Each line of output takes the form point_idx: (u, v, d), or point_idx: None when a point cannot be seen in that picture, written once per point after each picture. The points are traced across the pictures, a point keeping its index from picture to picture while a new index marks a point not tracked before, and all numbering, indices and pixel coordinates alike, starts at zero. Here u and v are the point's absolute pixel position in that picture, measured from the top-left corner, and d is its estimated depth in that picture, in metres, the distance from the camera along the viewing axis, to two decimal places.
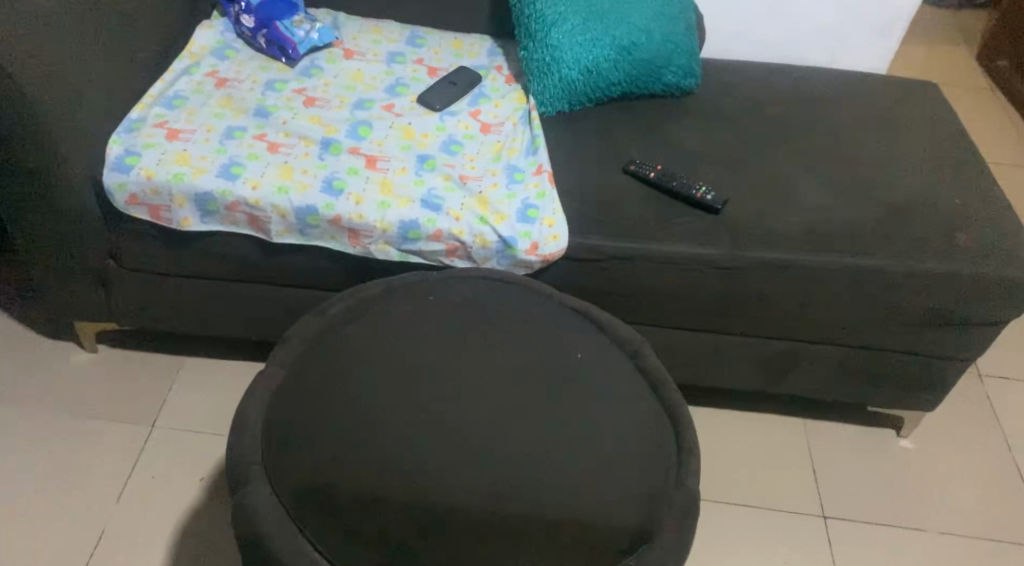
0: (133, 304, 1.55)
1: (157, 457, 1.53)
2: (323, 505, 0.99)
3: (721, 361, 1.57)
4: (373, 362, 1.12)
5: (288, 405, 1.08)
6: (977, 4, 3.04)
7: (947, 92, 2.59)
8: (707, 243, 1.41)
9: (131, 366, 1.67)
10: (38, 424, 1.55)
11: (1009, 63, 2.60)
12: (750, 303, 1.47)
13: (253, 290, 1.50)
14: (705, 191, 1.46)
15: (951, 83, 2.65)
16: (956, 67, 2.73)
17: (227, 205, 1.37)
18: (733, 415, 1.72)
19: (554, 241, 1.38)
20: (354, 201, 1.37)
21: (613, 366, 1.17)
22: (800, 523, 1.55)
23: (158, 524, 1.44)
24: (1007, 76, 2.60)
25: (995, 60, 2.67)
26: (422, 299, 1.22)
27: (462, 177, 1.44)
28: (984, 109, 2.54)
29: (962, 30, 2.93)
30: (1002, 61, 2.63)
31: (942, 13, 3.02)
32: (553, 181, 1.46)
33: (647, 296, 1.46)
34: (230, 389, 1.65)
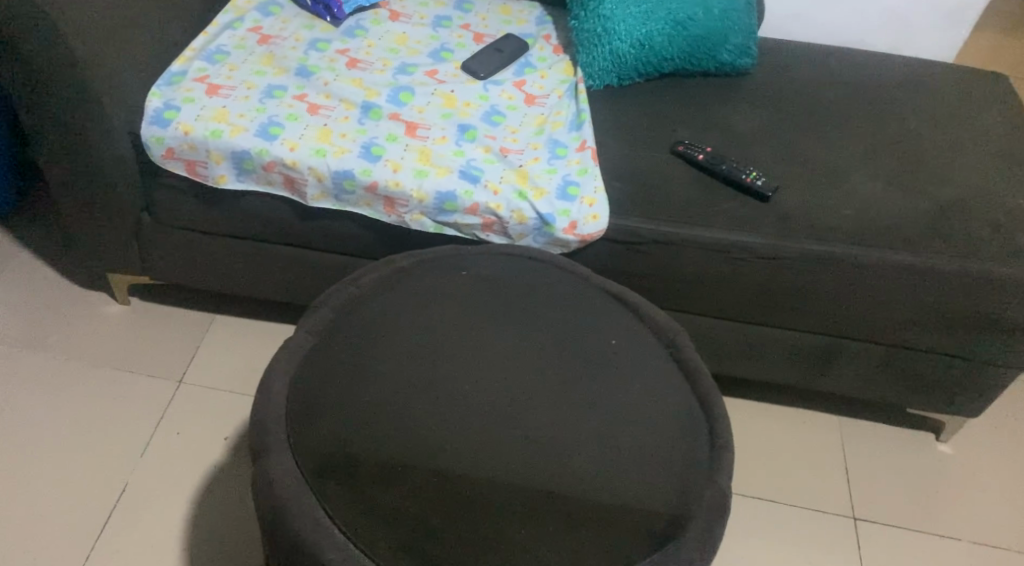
0: (166, 260, 1.55)
1: (183, 413, 1.53)
2: (342, 479, 0.97)
3: (759, 354, 1.52)
4: (401, 336, 1.09)
5: (312, 375, 1.06)
6: None
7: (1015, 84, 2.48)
8: (752, 232, 1.36)
9: (163, 321, 1.67)
10: (67, 373, 1.56)
11: None
12: (793, 296, 1.42)
13: (285, 252, 1.48)
14: (754, 176, 1.40)
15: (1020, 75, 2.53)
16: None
17: (263, 165, 1.34)
18: (766, 408, 1.68)
19: (594, 221, 1.33)
20: (391, 168, 1.33)
21: (648, 354, 1.14)
22: (828, 523, 1.51)
23: (180, 480, 1.44)
24: None
25: None
26: (455, 274, 1.19)
27: (502, 149, 1.40)
28: None
29: None
30: None
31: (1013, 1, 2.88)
32: (595, 158, 1.42)
33: (686, 282, 1.41)
34: (258, 350, 1.64)
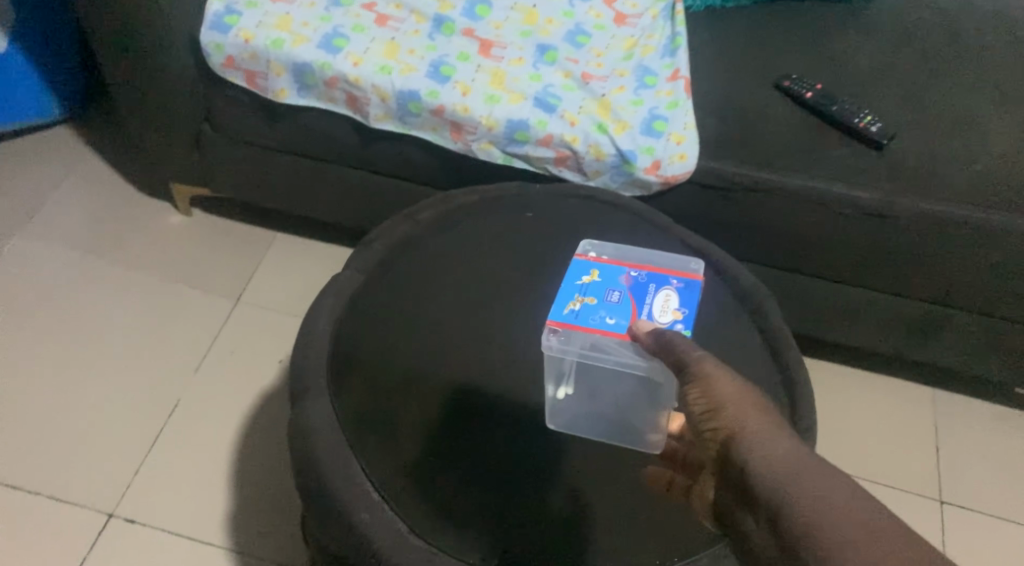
0: (226, 174, 1.48)
1: (238, 333, 1.49)
2: (381, 433, 0.89)
3: (854, 320, 1.37)
4: (457, 281, 1.01)
5: (358, 315, 0.98)
6: None
7: None
8: (861, 184, 1.20)
9: (224, 236, 1.63)
10: (128, 281, 1.54)
11: None
12: (900, 259, 1.26)
13: (346, 175, 1.40)
14: (869, 121, 1.24)
15: None
16: None
17: (325, 80, 1.24)
18: (853, 375, 1.54)
19: (680, 162, 1.20)
20: (460, 91, 1.22)
21: (727, 320, 1.02)
22: (913, 504, 1.39)
23: (232, 400, 1.40)
24: None
25: None
26: (521, 217, 1.09)
27: (584, 75, 1.27)
28: None
29: None
30: None
31: None
32: (688, 90, 1.27)
33: (779, 237, 1.27)
34: (317, 273, 1.59)
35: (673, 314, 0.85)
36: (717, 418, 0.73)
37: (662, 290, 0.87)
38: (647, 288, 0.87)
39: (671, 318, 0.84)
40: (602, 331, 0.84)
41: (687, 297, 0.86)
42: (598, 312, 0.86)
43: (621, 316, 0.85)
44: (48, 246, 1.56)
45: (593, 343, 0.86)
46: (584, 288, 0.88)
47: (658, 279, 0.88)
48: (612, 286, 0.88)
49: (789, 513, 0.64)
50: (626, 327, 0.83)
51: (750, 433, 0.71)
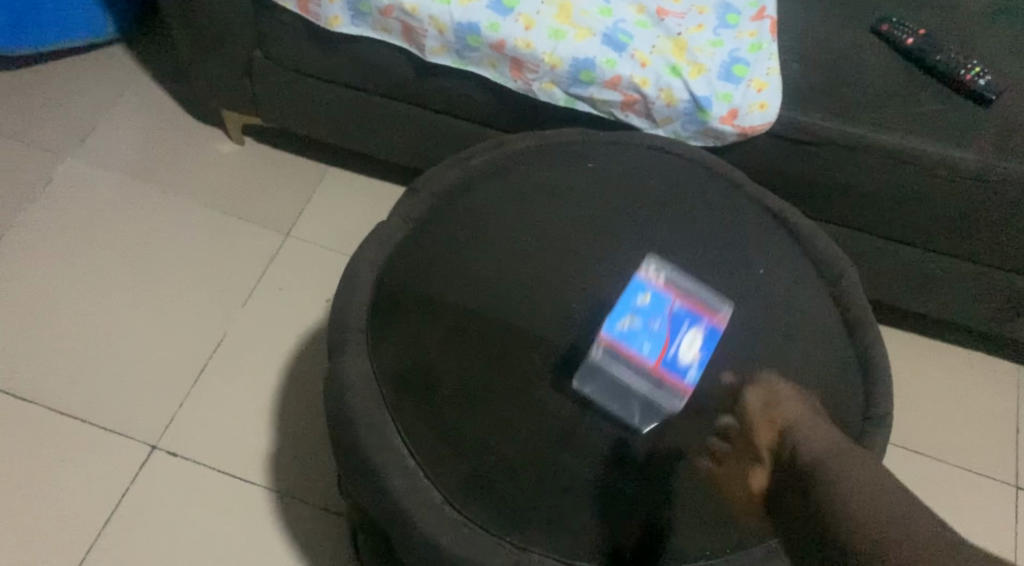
0: (277, 104, 1.43)
1: (286, 269, 1.46)
2: (420, 395, 0.84)
3: (940, 292, 1.26)
4: (508, 235, 0.94)
5: (402, 266, 0.92)
6: None
7: None
8: (962, 143, 1.09)
9: (275, 168, 1.58)
10: (178, 209, 1.51)
11: None
12: (999, 229, 1.14)
13: (400, 110, 1.33)
14: (977, 73, 1.11)
15: None
16: None
17: (380, 8, 1.16)
18: (931, 347, 1.44)
19: (760, 111, 1.10)
20: (523, 24, 1.13)
21: (800, 292, 0.93)
22: (987, 489, 1.29)
23: (276, 337, 1.38)
24: None
25: None
26: (582, 167, 1.01)
27: (659, 11, 1.16)
28: None
29: None
30: None
31: None
32: (774, 31, 1.16)
33: (863, 198, 1.16)
34: (369, 212, 1.54)
35: (692, 359, 0.86)
36: (778, 421, 0.83)
37: (694, 329, 0.87)
38: (684, 321, 0.87)
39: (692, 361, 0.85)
40: (631, 357, 0.85)
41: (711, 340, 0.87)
42: (639, 335, 0.85)
43: (655, 346, 0.86)
44: (100, 169, 1.54)
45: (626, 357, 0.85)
46: (634, 306, 0.86)
47: (694, 313, 0.87)
48: (658, 313, 0.86)
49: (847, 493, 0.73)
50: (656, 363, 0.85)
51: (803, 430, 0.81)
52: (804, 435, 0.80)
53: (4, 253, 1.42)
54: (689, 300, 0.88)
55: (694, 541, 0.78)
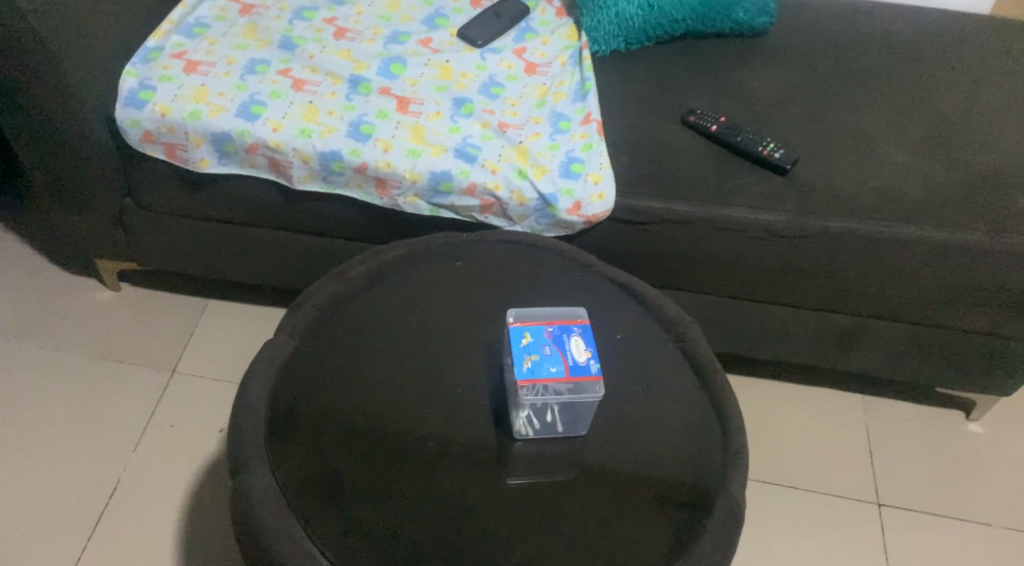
0: (152, 246, 1.48)
1: (176, 405, 1.47)
2: (326, 497, 0.89)
3: (780, 338, 1.46)
4: (389, 336, 1.02)
5: (292, 379, 0.98)
6: None
7: None
8: (772, 208, 1.27)
9: (154, 308, 1.61)
10: (59, 364, 1.51)
11: None
12: (814, 276, 1.34)
13: (276, 238, 1.42)
14: (772, 149, 1.31)
15: None
16: None
17: (246, 147, 1.26)
18: (784, 390, 1.64)
19: (599, 201, 1.25)
20: (381, 147, 1.25)
21: (655, 351, 1.05)
22: (853, 511, 1.48)
23: (174, 475, 1.38)
24: None
25: None
26: (450, 265, 1.10)
27: (501, 124, 1.31)
28: None
29: None
30: None
31: None
32: (601, 131, 1.33)
33: (700, 265, 1.33)
34: (253, 336, 1.59)
35: (587, 355, 0.91)
36: (646, 467, 0.94)
37: (573, 335, 0.92)
38: (563, 335, 0.92)
39: (588, 357, 0.91)
40: (552, 380, 0.88)
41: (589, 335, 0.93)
42: (542, 365, 0.90)
43: (559, 363, 0.90)
44: None
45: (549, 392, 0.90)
46: (525, 348, 0.91)
47: (566, 325, 0.93)
48: (543, 341, 0.91)
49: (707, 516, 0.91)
50: (571, 371, 0.89)
51: (667, 471, 0.94)
52: (669, 478, 0.94)
53: None
54: (555, 320, 0.94)
55: None
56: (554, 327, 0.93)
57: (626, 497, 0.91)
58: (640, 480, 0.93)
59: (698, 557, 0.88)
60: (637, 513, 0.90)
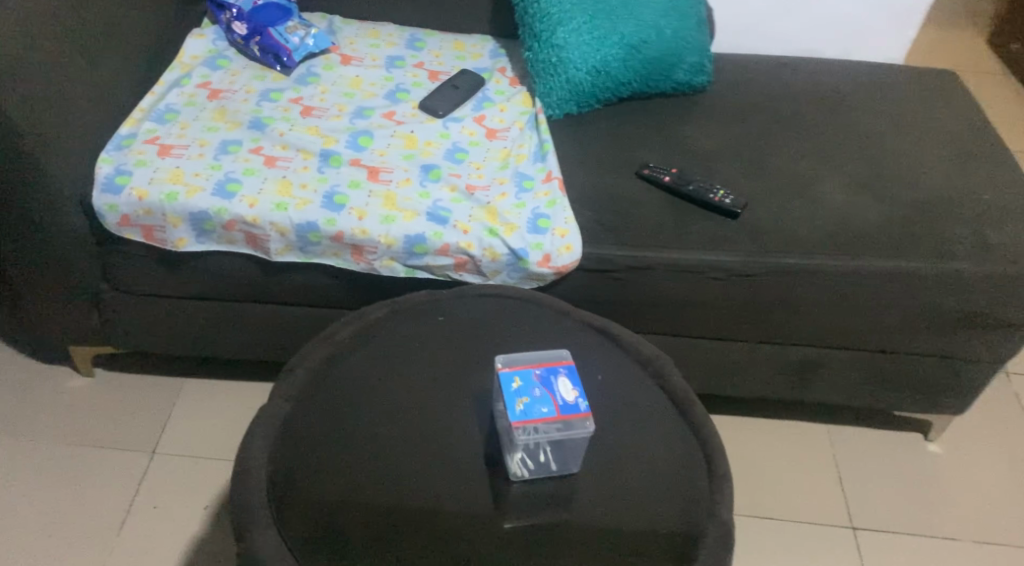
0: (129, 328, 1.50)
1: (159, 486, 1.48)
2: (333, 548, 0.91)
3: (745, 372, 1.55)
4: (379, 390, 1.05)
5: (289, 438, 1.00)
6: (967, 22, 3.08)
7: (991, 113, 2.59)
8: (727, 249, 1.36)
9: (131, 391, 1.62)
10: (38, 456, 1.51)
11: None
12: (773, 310, 1.42)
13: (254, 310, 1.45)
14: (723, 195, 1.40)
15: (987, 102, 2.66)
16: (941, 59, 2.84)
17: (223, 224, 1.30)
18: (753, 424, 1.71)
19: (567, 252, 1.32)
20: (356, 216, 1.31)
21: (634, 387, 1.09)
22: (829, 536, 1.54)
23: (162, 556, 1.39)
24: None
25: None
26: (432, 320, 1.14)
27: (468, 187, 1.38)
28: (1016, 123, 2.57)
29: (957, 42, 2.98)
30: None
31: (931, 27, 3.06)
32: (563, 188, 1.41)
33: (666, 307, 1.41)
34: (233, 409, 1.60)
35: (575, 395, 0.95)
36: (635, 497, 0.98)
37: (560, 376, 0.97)
38: (551, 376, 0.96)
39: (576, 397, 0.95)
40: (543, 420, 0.93)
41: (575, 375, 0.98)
42: (534, 406, 0.94)
43: (549, 404, 0.94)
44: None
45: (542, 432, 0.94)
46: (517, 391, 0.95)
47: (553, 367, 0.98)
48: (532, 384, 0.96)
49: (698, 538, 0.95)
50: (562, 410, 0.93)
51: (657, 499, 0.98)
52: (659, 504, 0.98)
53: None
54: (542, 363, 0.98)
55: None
56: (541, 370, 0.97)
57: (619, 526, 0.96)
58: (631, 508, 0.97)
59: None
60: (631, 541, 0.95)
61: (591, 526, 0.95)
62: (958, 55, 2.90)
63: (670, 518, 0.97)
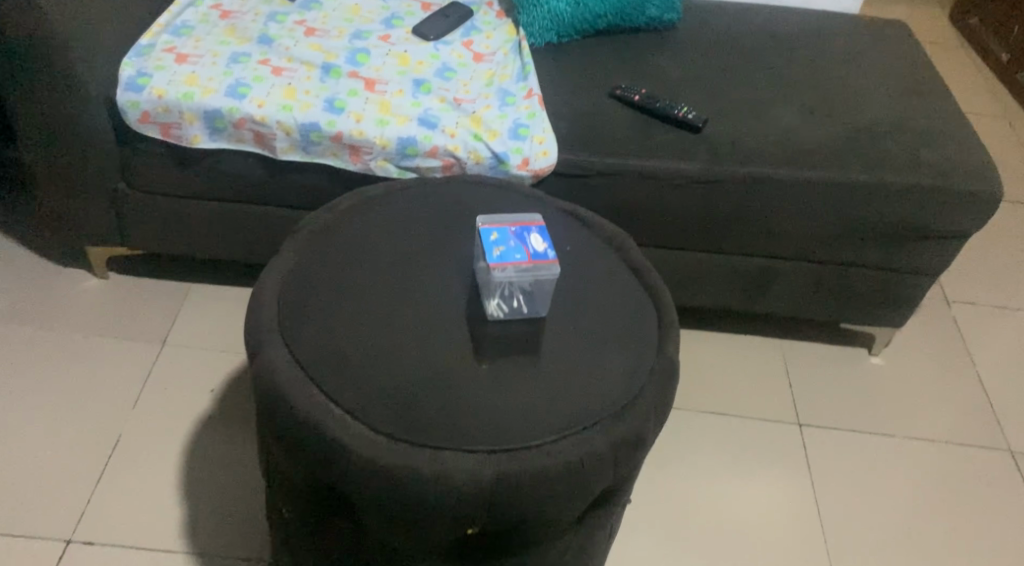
0: (143, 227, 1.63)
1: (169, 371, 1.62)
2: (335, 363, 1.04)
3: (705, 282, 1.71)
4: (374, 249, 1.19)
5: (296, 283, 1.13)
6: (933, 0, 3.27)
7: (948, 80, 2.77)
8: (689, 159, 1.51)
9: (142, 292, 1.75)
10: (58, 343, 1.64)
11: (1009, 56, 2.78)
12: (730, 219, 1.58)
13: (259, 211, 1.59)
14: (686, 111, 1.56)
15: (947, 69, 2.84)
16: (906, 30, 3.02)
17: (234, 122, 1.44)
18: (715, 338, 1.88)
19: (544, 157, 1.47)
20: (354, 119, 1.45)
21: (599, 257, 1.23)
22: (777, 430, 1.71)
23: (172, 428, 1.53)
24: (1007, 68, 2.78)
25: (994, 52, 2.85)
26: (422, 199, 1.28)
27: (456, 99, 1.53)
28: (972, 89, 2.75)
29: (922, 18, 3.15)
30: (1002, 52, 2.81)
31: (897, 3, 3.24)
32: (542, 104, 1.56)
33: (633, 214, 1.57)
34: (237, 310, 1.74)
35: (544, 246, 1.11)
36: (597, 338, 1.12)
37: (532, 233, 1.12)
38: (525, 232, 1.12)
39: (546, 249, 1.10)
40: (517, 263, 1.08)
41: (545, 234, 1.13)
42: (509, 253, 1.09)
43: (523, 252, 1.09)
44: None
45: (516, 274, 1.09)
46: (495, 241, 1.10)
47: (526, 225, 1.13)
48: (507, 236, 1.11)
49: (649, 370, 1.11)
50: (534, 256, 1.08)
51: (619, 338, 1.13)
52: (618, 343, 1.12)
53: None
54: (517, 222, 1.13)
55: (561, 409, 1.03)
56: (515, 228, 1.12)
57: (584, 357, 1.10)
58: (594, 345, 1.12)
59: (645, 395, 1.07)
60: (596, 368, 1.09)
61: (560, 355, 1.09)
62: (922, 26, 3.08)
63: (626, 354, 1.11)
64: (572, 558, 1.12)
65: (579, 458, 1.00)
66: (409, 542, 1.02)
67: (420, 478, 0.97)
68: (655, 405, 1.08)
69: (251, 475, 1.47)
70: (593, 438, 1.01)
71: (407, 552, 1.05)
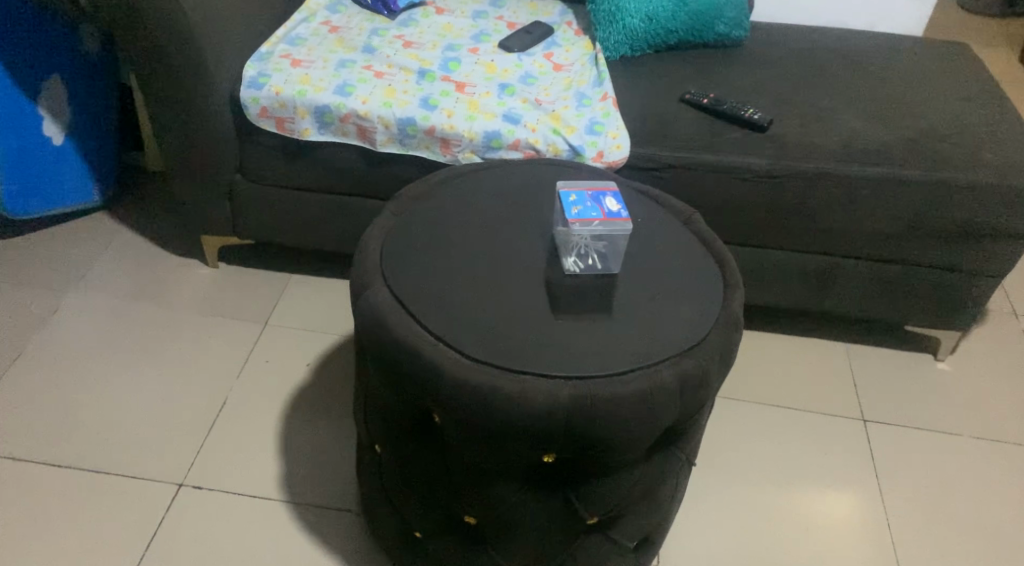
0: (254, 217, 1.81)
1: (270, 347, 1.77)
2: (430, 303, 1.17)
3: (771, 279, 1.79)
4: (466, 214, 1.33)
5: (397, 239, 1.28)
6: (1004, 40, 3.32)
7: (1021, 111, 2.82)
8: (755, 155, 1.62)
9: (247, 280, 1.93)
10: (173, 319, 1.81)
11: None
12: (794, 215, 1.67)
13: (358, 202, 1.76)
14: (752, 112, 1.67)
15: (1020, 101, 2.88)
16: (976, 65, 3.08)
17: (341, 117, 1.62)
18: (781, 339, 1.94)
19: (617, 150, 1.60)
20: (446, 114, 1.61)
21: (668, 228, 1.35)
22: (841, 425, 1.76)
23: (273, 394, 1.67)
24: None
25: None
26: (508, 176, 1.42)
27: (537, 100, 1.68)
28: None
29: (994, 55, 3.21)
30: None
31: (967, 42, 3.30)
32: (616, 106, 1.69)
33: (700, 208, 1.67)
34: (332, 299, 1.90)
35: (618, 207, 1.23)
36: (666, 292, 1.23)
37: (607, 196, 1.25)
38: (600, 196, 1.25)
39: (620, 208, 1.22)
40: (595, 219, 1.20)
41: (619, 198, 1.25)
42: (587, 211, 1.21)
43: (600, 211, 1.21)
44: (96, 295, 1.85)
45: (596, 230, 1.21)
46: (573, 201, 1.23)
47: (601, 191, 1.26)
48: (584, 198, 1.24)
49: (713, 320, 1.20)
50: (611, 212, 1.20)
51: (685, 294, 1.23)
52: (684, 298, 1.23)
53: (39, 369, 1.68)
54: (593, 188, 1.26)
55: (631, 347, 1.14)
56: (591, 192, 1.25)
57: (654, 307, 1.20)
58: (663, 297, 1.22)
59: (708, 341, 1.17)
60: (664, 316, 1.19)
61: (630, 304, 1.20)
62: (998, 64, 3.12)
63: (691, 307, 1.21)
64: (639, 495, 1.21)
65: (646, 388, 1.10)
66: (491, 462, 1.13)
67: (505, 397, 1.08)
68: (717, 350, 1.17)
69: (342, 437, 1.60)
70: (661, 372, 1.12)
71: (487, 471, 1.15)
